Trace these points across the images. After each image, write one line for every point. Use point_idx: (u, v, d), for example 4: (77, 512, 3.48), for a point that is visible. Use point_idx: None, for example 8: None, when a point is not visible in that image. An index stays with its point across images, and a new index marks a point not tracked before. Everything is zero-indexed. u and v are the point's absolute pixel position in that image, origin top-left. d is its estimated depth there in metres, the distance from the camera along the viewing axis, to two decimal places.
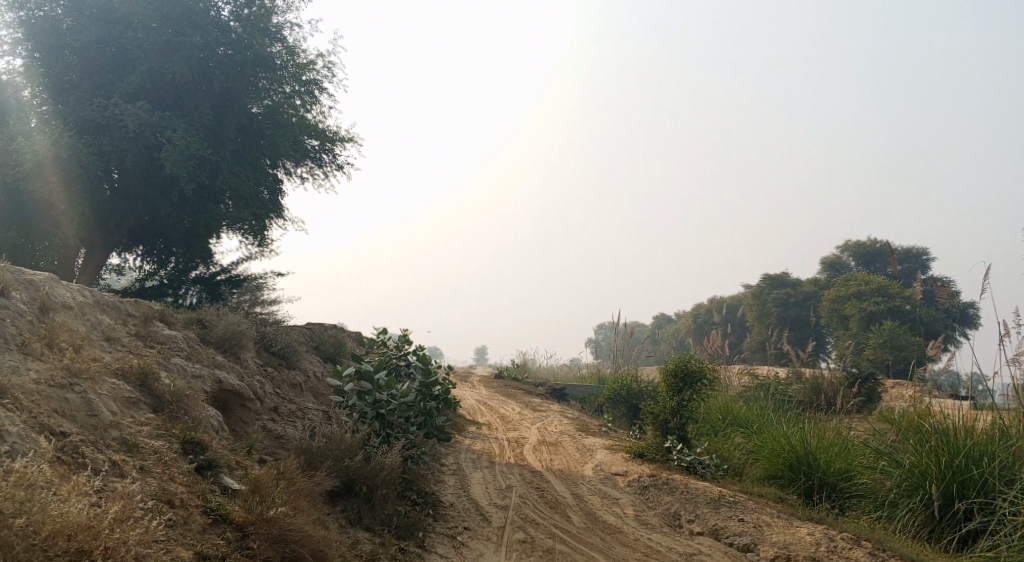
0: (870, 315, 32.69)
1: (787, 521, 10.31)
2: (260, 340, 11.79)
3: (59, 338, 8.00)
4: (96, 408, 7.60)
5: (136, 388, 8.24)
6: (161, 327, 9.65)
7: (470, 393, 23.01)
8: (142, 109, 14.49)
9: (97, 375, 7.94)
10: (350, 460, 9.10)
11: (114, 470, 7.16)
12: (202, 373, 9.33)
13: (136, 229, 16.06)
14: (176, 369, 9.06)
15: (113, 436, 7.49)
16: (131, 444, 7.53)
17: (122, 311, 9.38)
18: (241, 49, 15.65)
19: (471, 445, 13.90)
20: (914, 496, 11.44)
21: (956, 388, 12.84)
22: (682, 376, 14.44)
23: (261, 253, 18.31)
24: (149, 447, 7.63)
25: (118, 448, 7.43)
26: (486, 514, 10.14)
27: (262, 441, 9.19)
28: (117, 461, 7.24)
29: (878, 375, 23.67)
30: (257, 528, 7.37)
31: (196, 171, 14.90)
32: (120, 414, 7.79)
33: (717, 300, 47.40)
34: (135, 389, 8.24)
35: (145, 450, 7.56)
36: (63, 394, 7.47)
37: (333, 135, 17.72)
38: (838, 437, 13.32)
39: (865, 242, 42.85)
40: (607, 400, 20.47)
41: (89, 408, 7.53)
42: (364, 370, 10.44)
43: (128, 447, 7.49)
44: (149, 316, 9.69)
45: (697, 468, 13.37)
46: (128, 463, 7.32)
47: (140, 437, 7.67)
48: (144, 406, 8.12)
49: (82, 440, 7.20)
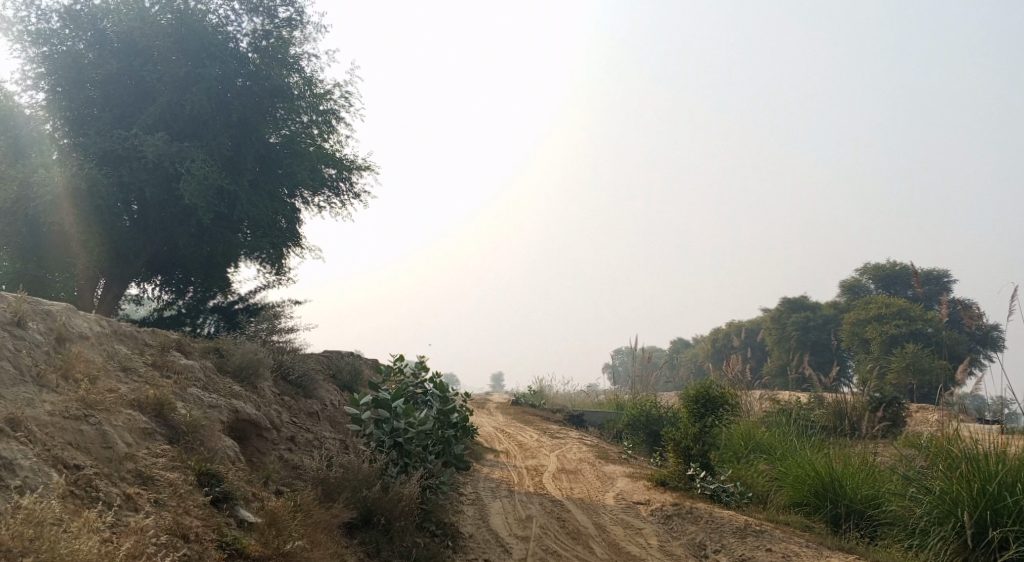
0: (892, 338, 32.26)
1: (816, 551, 10.05)
2: (278, 369, 11.71)
3: (74, 369, 7.96)
4: (111, 440, 7.51)
5: (152, 419, 8.18)
6: (178, 356, 9.61)
7: (488, 420, 22.84)
8: (161, 140, 14.60)
9: (112, 406, 7.89)
10: (368, 490, 8.96)
11: (128, 504, 7.06)
12: (219, 403, 9.26)
13: (155, 259, 16.12)
14: (192, 399, 9.00)
15: (128, 469, 7.41)
16: (146, 476, 7.44)
17: (139, 341, 9.35)
18: (258, 79, 15.80)
19: (490, 474, 13.73)
20: (944, 523, 11.13)
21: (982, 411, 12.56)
22: (703, 402, 14.37)
23: (278, 281, 18.33)
24: (164, 479, 7.53)
25: (133, 481, 7.34)
26: (507, 545, 9.96)
27: (279, 472, 9.08)
28: (131, 494, 7.15)
29: (902, 399, 23.29)
30: None
31: (215, 201, 14.96)
32: (135, 445, 7.72)
33: (735, 324, 47.04)
34: (151, 420, 8.17)
35: (160, 483, 7.47)
36: (77, 426, 7.39)
37: (351, 164, 17.77)
38: (865, 463, 13.12)
39: (885, 265, 42.46)
40: (627, 427, 20.23)
41: (103, 440, 7.46)
42: (381, 398, 10.29)
43: (143, 480, 7.40)
44: (166, 346, 9.66)
45: (720, 497, 13.13)
46: (142, 496, 7.22)
47: (154, 469, 7.59)
48: (159, 437, 8.05)
49: (96, 473, 7.12)
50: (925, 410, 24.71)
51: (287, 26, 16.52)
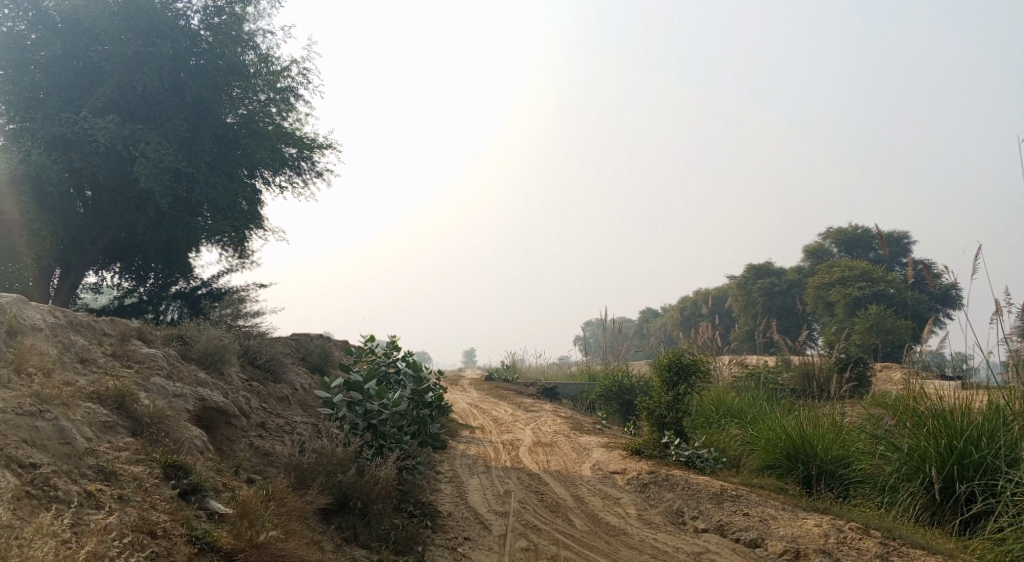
0: (855, 301, 32.52)
1: (793, 513, 10.12)
2: (245, 354, 11.46)
3: (27, 363, 7.66)
4: (69, 435, 7.25)
5: (113, 412, 7.93)
6: (139, 345, 9.33)
7: (460, 396, 22.76)
8: (112, 122, 14.16)
9: (69, 400, 7.63)
10: (343, 474, 8.81)
11: (90, 501, 6.82)
12: (184, 391, 9.02)
13: (112, 246, 15.69)
14: (156, 389, 8.75)
15: (89, 465, 7.16)
16: (109, 471, 7.20)
17: (97, 331, 9.05)
18: (212, 58, 15.33)
19: (465, 450, 13.64)
20: (913, 480, 11.29)
21: (943, 368, 12.73)
22: (676, 370, 14.30)
23: (241, 264, 17.98)
24: (127, 474, 7.30)
25: (95, 477, 7.10)
26: (486, 522, 9.88)
27: (250, 460, 8.89)
28: (92, 491, 6.91)
29: (867, 360, 23.58)
30: (248, 554, 7.07)
31: (172, 185, 14.57)
32: (96, 439, 7.48)
33: (702, 291, 47.31)
34: (113, 412, 7.92)
35: (123, 477, 7.24)
36: (33, 422, 7.11)
37: (311, 142, 17.38)
38: (835, 423, 13.19)
39: (847, 228, 42.91)
40: (599, 397, 20.25)
41: (61, 436, 7.19)
42: (353, 380, 10.08)
43: (105, 475, 7.16)
44: (126, 335, 9.37)
45: (695, 463, 13.16)
46: (105, 492, 6.99)
47: (117, 463, 7.35)
48: (122, 429, 7.80)
49: (55, 471, 6.85)
50: (891, 369, 25.03)
51: (240, 2, 16.03)
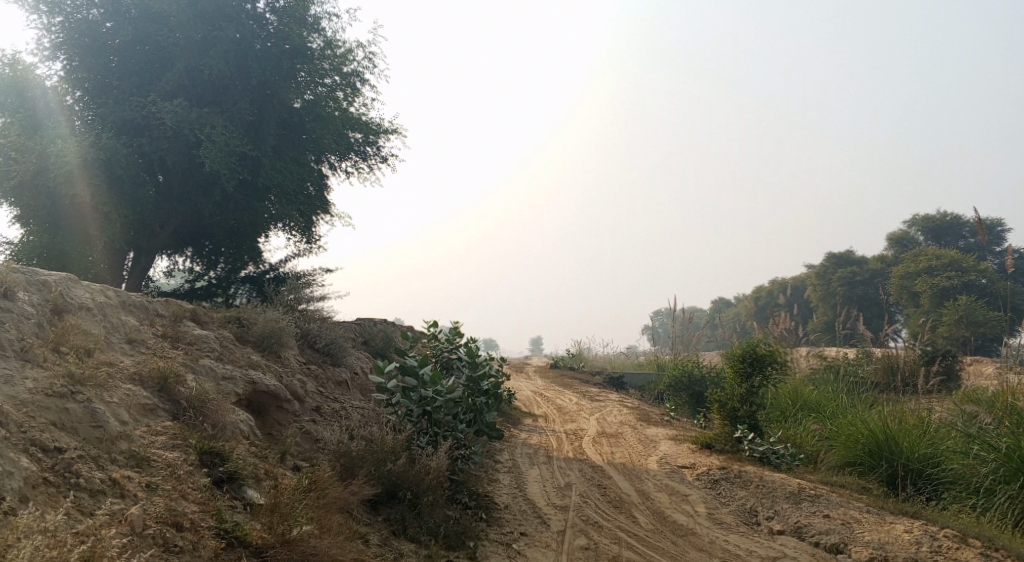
0: (943, 291, 31.18)
1: (879, 517, 9.45)
2: (304, 338, 11.34)
3: (68, 342, 7.61)
4: (101, 418, 7.15)
5: (154, 394, 7.84)
6: (191, 327, 9.27)
7: (527, 384, 22.44)
8: (179, 106, 14.24)
9: (108, 381, 7.55)
10: (392, 463, 8.57)
11: (114, 490, 6.66)
12: (233, 374, 8.90)
13: (182, 230, 15.83)
14: (204, 371, 8.65)
15: (121, 450, 7.06)
16: (140, 457, 7.08)
17: (150, 311, 9.02)
18: (278, 41, 15.25)
19: (527, 440, 13.31)
20: (1012, 484, 10.71)
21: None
22: (750, 361, 13.64)
23: (309, 249, 17.99)
24: (161, 460, 7.17)
25: (126, 463, 6.98)
26: (544, 516, 9.51)
27: (298, 446, 8.74)
28: (117, 479, 6.74)
29: (956, 353, 22.36)
30: (278, 551, 6.86)
31: (237, 168, 14.56)
32: (132, 423, 7.38)
33: (778, 280, 45.89)
34: (154, 395, 7.83)
35: (156, 464, 7.11)
36: (63, 404, 7.03)
37: (377, 127, 17.28)
38: (923, 419, 12.36)
39: (934, 215, 41.01)
40: (668, 388, 19.67)
41: (93, 419, 7.08)
42: (407, 364, 9.80)
43: (137, 461, 7.04)
44: (179, 316, 9.33)
45: (770, 459, 12.52)
46: (133, 481, 6.84)
47: (151, 449, 7.23)
48: (161, 413, 7.71)
49: (80, 457, 6.73)
50: (980, 362, 23.73)
51: None
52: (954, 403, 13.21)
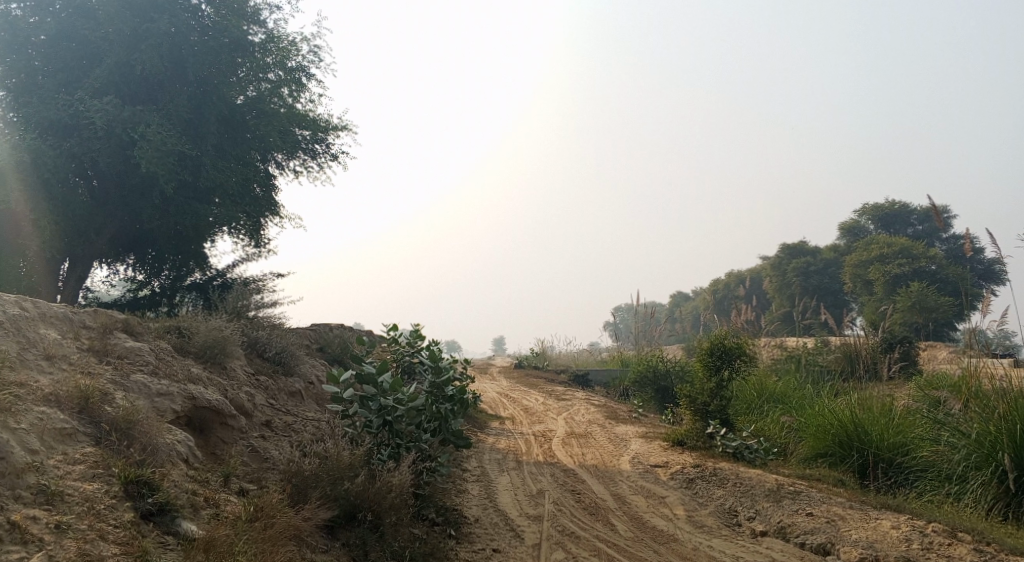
0: (895, 278, 31.36)
1: (864, 513, 9.12)
2: (252, 346, 10.68)
3: None
4: (3, 449, 6.41)
5: (73, 417, 7.14)
6: (123, 338, 8.59)
7: (489, 386, 21.89)
8: (111, 104, 13.43)
9: (18, 405, 6.84)
10: (350, 482, 7.97)
11: (14, 536, 5.97)
12: (170, 389, 8.26)
13: (121, 236, 14.98)
14: (136, 388, 7.99)
15: (28, 484, 6.37)
16: (50, 493, 6.40)
17: (75, 323, 8.32)
18: (215, 34, 14.53)
19: (494, 444, 12.79)
20: (983, 468, 10.40)
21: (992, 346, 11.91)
22: (718, 353, 13.23)
23: (259, 252, 17.25)
24: (76, 495, 6.50)
25: (32, 500, 6.28)
26: (517, 529, 9.00)
27: (244, 467, 8.11)
28: (16, 521, 6.05)
29: (913, 338, 22.40)
30: None
31: (179, 168, 13.79)
32: (45, 452, 6.69)
33: (734, 272, 46.00)
34: (73, 417, 7.14)
35: (70, 500, 6.43)
36: None
37: (326, 124, 16.62)
38: (889, 407, 12.12)
39: (883, 203, 41.48)
40: (633, 383, 19.27)
41: None
42: (364, 372, 9.17)
43: (46, 498, 6.35)
44: (109, 327, 8.63)
45: (743, 454, 12.13)
46: (38, 522, 6.15)
47: (64, 482, 6.55)
48: (82, 438, 7.02)
49: None
50: (936, 347, 23.84)
51: None
52: (916, 389, 12.99)
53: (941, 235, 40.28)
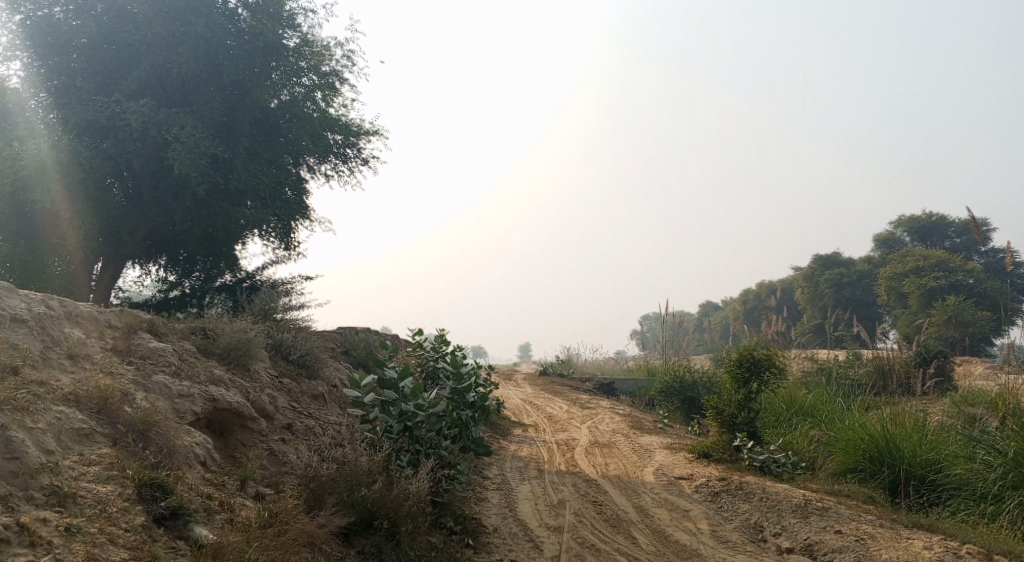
0: (930, 292, 30.79)
1: (895, 532, 8.90)
2: (277, 349, 10.71)
3: None
4: (19, 449, 6.45)
5: (91, 417, 7.18)
6: (147, 339, 8.65)
7: (515, 392, 21.82)
8: (147, 106, 13.57)
9: (37, 405, 6.89)
10: (367, 489, 7.92)
11: (23, 537, 5.98)
12: (191, 391, 8.28)
13: (153, 236, 15.12)
14: (158, 388, 8.03)
15: (42, 485, 6.40)
16: (63, 494, 6.42)
17: (100, 323, 8.39)
18: (250, 38, 14.61)
19: (517, 452, 12.70)
20: (1021, 488, 10.16)
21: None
22: (747, 365, 13.00)
23: (288, 255, 17.35)
24: (89, 497, 6.51)
25: (45, 501, 6.30)
26: (537, 540, 8.90)
27: (262, 470, 8.11)
28: (28, 522, 6.07)
29: (948, 353, 21.95)
30: None
31: (210, 170, 13.89)
32: (61, 452, 6.72)
33: (765, 282, 45.49)
34: (91, 418, 7.17)
35: (82, 502, 6.45)
36: None
37: (357, 129, 16.68)
38: (922, 423, 11.85)
39: (920, 215, 40.78)
40: (659, 393, 19.08)
41: (8, 450, 6.39)
42: (386, 377, 9.13)
43: (59, 499, 6.37)
44: (133, 328, 8.68)
45: (771, 468, 11.92)
46: (48, 524, 6.16)
47: (78, 483, 6.57)
48: (99, 439, 7.05)
49: None
50: (971, 362, 23.34)
51: None
52: (950, 406, 12.69)
53: (978, 249, 39.53)
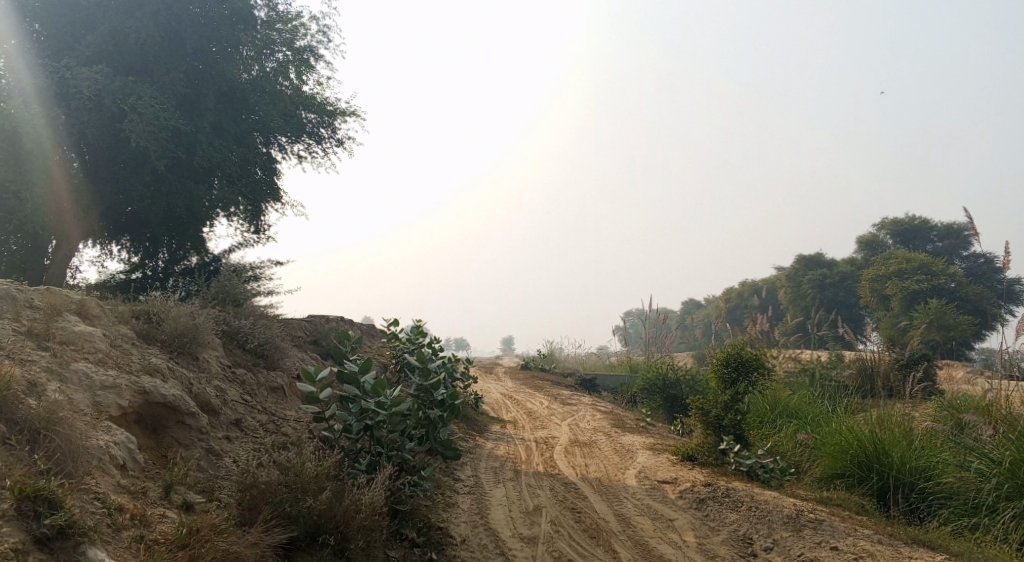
0: (913, 295, 30.35)
1: (895, 550, 8.40)
2: (233, 336, 9.99)
3: None
4: None
5: None
6: (73, 322, 7.95)
7: (494, 386, 21.13)
8: (101, 73, 12.76)
9: None
10: (313, 499, 7.24)
11: None
12: (118, 382, 7.58)
13: (113, 214, 14.34)
14: (77, 379, 7.32)
15: None
16: None
17: (17, 302, 7.74)
18: (217, 5, 13.79)
19: (493, 451, 12.03)
20: (1015, 500, 9.67)
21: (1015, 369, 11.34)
22: (734, 365, 12.30)
23: (259, 238, 16.56)
24: None
25: None
26: (508, 554, 8.26)
27: (194, 474, 7.43)
28: None
29: (933, 357, 21.53)
30: None
31: (172, 145, 13.10)
32: None
33: (749, 282, 45.05)
34: None
35: None
36: None
37: (333, 108, 15.93)
38: (910, 428, 11.23)
39: (905, 219, 40.45)
40: (641, 391, 18.45)
41: None
42: (346, 371, 8.43)
43: None
44: (58, 309, 7.99)
45: (758, 474, 11.27)
46: None
47: None
48: None
49: None
50: (954, 367, 22.93)
51: None
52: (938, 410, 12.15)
53: (961, 253, 39.25)
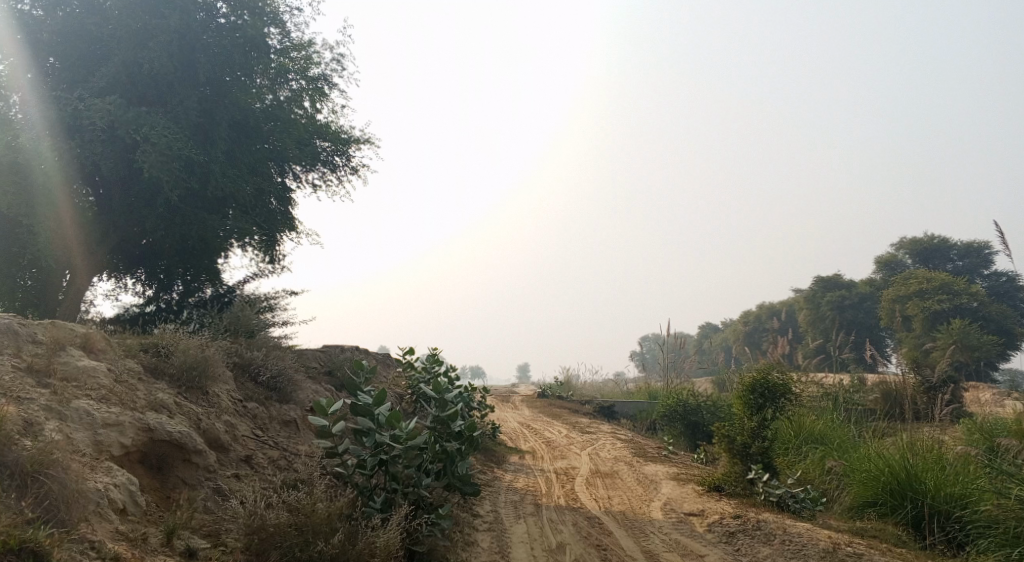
0: (935, 315, 29.70)
1: None
2: (244, 369, 9.75)
3: None
4: None
5: None
6: (76, 356, 7.74)
7: (511, 415, 20.77)
8: (114, 104, 12.66)
9: None
10: (325, 542, 6.94)
11: None
12: (121, 420, 7.34)
13: (126, 246, 14.21)
14: (78, 418, 7.09)
15: None
16: None
17: (20, 337, 7.53)
18: (229, 33, 13.77)
19: (512, 483, 11.68)
20: None
21: None
22: (761, 391, 11.88)
23: (273, 268, 16.37)
24: None
25: None
26: None
27: (198, 516, 7.17)
28: None
29: (959, 378, 21.02)
30: None
31: (184, 176, 12.97)
32: None
33: (767, 304, 44.51)
34: None
35: None
36: None
37: (347, 136, 15.80)
38: (942, 452, 10.81)
39: (924, 238, 39.91)
40: (661, 417, 18.05)
41: None
42: (359, 404, 8.13)
43: None
44: (61, 343, 7.77)
45: (788, 504, 10.84)
46: None
47: None
48: None
49: None
50: (980, 388, 22.37)
51: None
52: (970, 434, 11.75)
53: (982, 271, 38.65)
